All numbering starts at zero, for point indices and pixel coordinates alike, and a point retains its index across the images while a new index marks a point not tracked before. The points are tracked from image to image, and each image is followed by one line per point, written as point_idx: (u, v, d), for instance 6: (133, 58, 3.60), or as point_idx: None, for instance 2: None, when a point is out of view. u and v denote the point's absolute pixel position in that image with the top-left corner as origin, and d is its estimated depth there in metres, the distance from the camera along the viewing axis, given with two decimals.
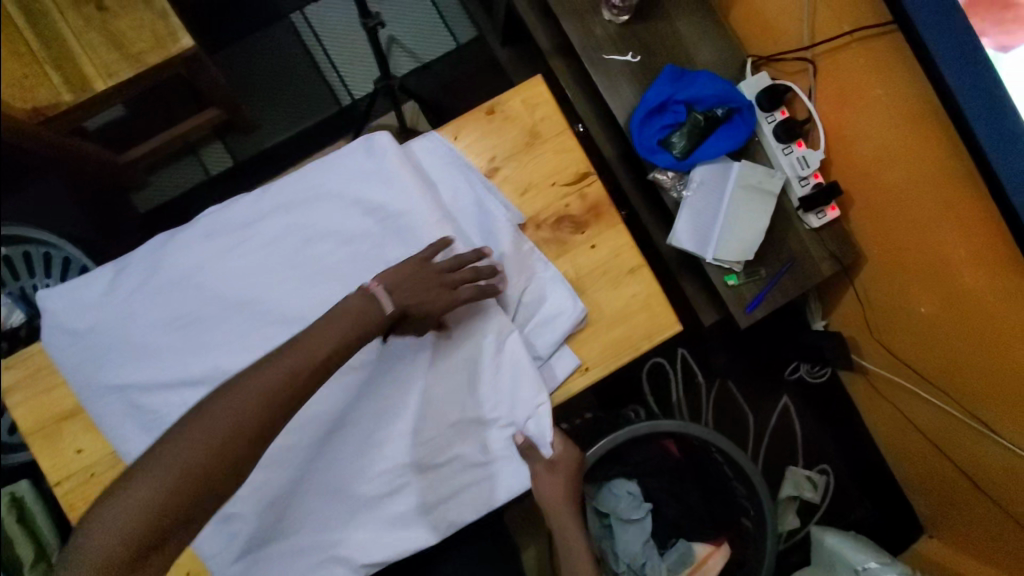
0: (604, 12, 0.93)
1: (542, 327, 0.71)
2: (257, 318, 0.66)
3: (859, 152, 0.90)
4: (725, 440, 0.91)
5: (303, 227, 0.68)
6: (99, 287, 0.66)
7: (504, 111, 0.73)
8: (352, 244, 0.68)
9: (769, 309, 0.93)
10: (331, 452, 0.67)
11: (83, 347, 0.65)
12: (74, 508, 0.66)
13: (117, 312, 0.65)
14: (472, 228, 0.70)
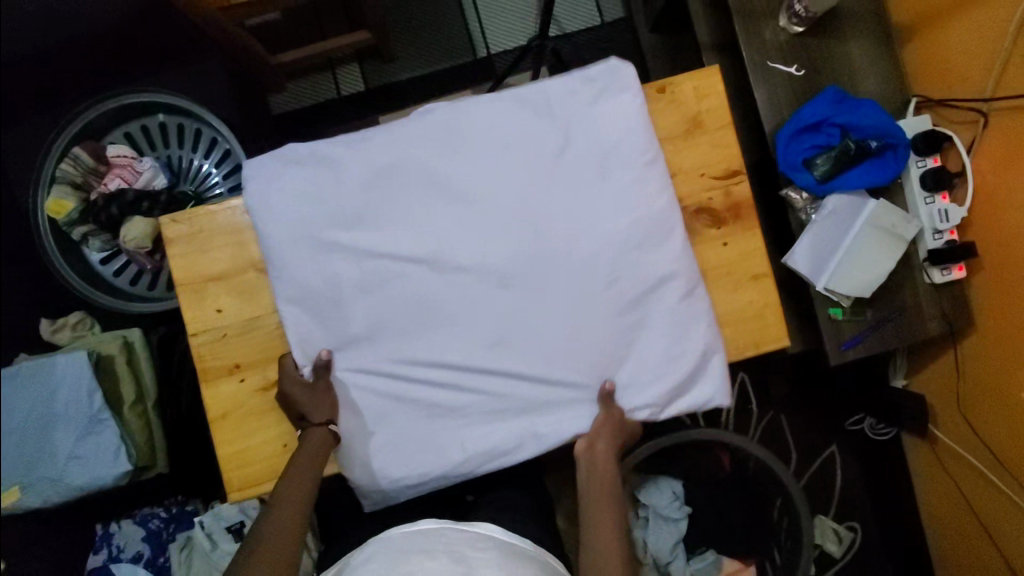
0: (782, 17, 0.91)
1: (678, 344, 0.72)
2: (451, 236, 0.71)
3: (1002, 218, 0.87)
4: (765, 452, 0.95)
5: (515, 160, 0.71)
6: (269, 182, 0.70)
7: (675, 94, 0.74)
8: (557, 186, 0.71)
9: (864, 352, 0.93)
10: (469, 378, 0.71)
11: (272, 218, 0.70)
12: (202, 360, 0.73)
13: (298, 206, 0.70)
14: (653, 219, 0.71)
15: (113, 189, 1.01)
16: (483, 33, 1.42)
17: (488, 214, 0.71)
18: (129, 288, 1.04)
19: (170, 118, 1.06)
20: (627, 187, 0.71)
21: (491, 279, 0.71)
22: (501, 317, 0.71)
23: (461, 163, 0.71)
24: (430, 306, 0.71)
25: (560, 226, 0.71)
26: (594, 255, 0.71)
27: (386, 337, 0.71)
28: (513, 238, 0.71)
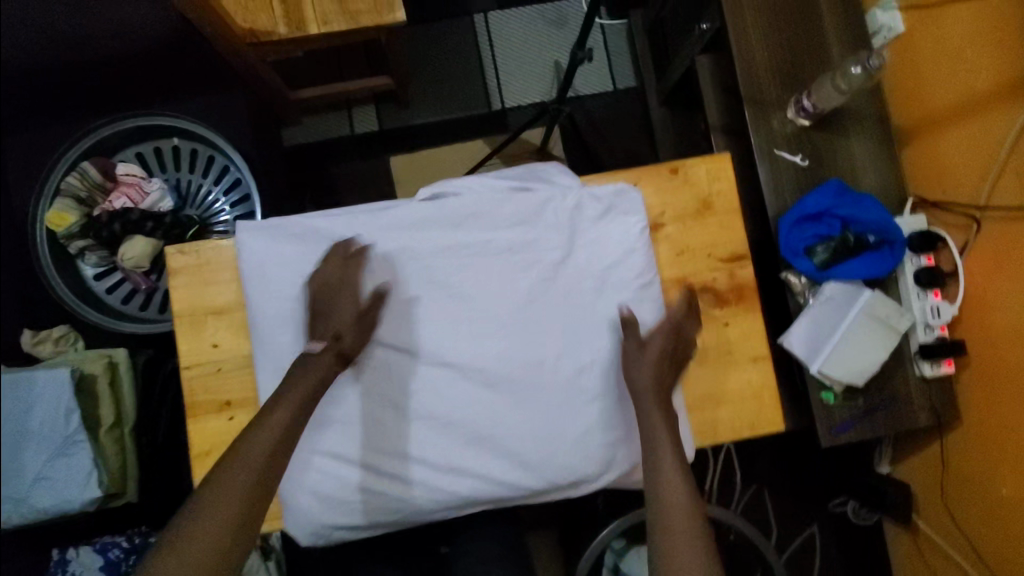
0: (789, 109, 0.95)
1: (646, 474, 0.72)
2: (445, 330, 0.71)
3: (991, 319, 0.90)
4: (750, 526, 0.89)
5: (517, 264, 0.72)
6: (273, 233, 0.70)
7: (687, 175, 0.76)
8: (555, 293, 0.72)
9: (854, 438, 0.93)
10: (438, 477, 0.70)
11: (270, 277, 0.69)
12: (192, 394, 0.70)
13: (296, 275, 0.70)
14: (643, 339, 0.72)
15: (118, 208, 1.01)
16: (499, 89, 1.47)
17: (479, 315, 0.71)
18: (119, 306, 1.02)
19: (184, 142, 1.06)
20: (623, 303, 0.73)
21: (477, 378, 0.71)
22: (478, 422, 0.70)
23: (459, 264, 0.72)
24: (413, 398, 0.70)
25: (552, 333, 0.72)
26: (576, 372, 0.71)
27: (361, 427, 0.70)
28: (505, 340, 0.71)
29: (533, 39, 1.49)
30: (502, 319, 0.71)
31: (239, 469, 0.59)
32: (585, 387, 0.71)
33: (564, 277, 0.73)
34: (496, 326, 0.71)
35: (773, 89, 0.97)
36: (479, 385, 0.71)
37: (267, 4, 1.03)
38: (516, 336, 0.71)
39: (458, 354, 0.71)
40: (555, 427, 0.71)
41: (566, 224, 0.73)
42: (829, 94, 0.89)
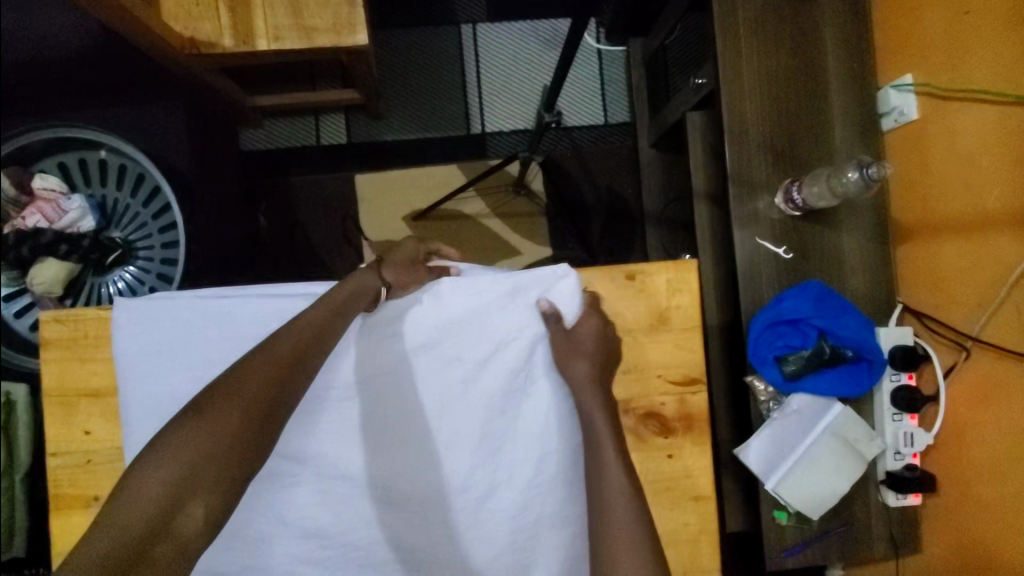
0: (779, 197, 0.85)
1: None
2: (350, 434, 0.66)
3: (969, 455, 0.81)
4: None
5: (437, 369, 0.66)
6: (154, 316, 0.62)
7: (644, 283, 0.67)
8: (474, 405, 0.66)
9: (805, 562, 0.86)
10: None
11: (148, 367, 0.62)
12: (57, 485, 0.63)
13: (177, 366, 0.62)
14: (567, 465, 0.65)
15: (31, 226, 0.91)
16: (481, 109, 1.35)
17: (411, 434, 0.66)
18: (26, 333, 0.92)
19: (112, 156, 0.95)
20: (549, 422, 0.66)
21: (379, 491, 0.65)
22: (407, 551, 0.65)
23: (388, 374, 0.66)
24: (300, 505, 0.65)
25: (467, 450, 0.65)
26: (507, 498, 0.65)
27: (277, 559, 0.64)
28: (416, 452, 0.66)
29: (524, 57, 1.35)
30: (433, 441, 0.66)
31: (188, 436, 0.53)
32: (519, 510, 0.65)
33: (497, 389, 0.66)
34: (407, 434, 0.66)
35: (763, 168, 0.87)
36: (381, 498, 0.65)
37: (212, 11, 0.91)
38: (446, 461, 0.65)
39: (388, 478, 0.66)
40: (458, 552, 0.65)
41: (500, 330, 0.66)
42: (824, 192, 0.81)
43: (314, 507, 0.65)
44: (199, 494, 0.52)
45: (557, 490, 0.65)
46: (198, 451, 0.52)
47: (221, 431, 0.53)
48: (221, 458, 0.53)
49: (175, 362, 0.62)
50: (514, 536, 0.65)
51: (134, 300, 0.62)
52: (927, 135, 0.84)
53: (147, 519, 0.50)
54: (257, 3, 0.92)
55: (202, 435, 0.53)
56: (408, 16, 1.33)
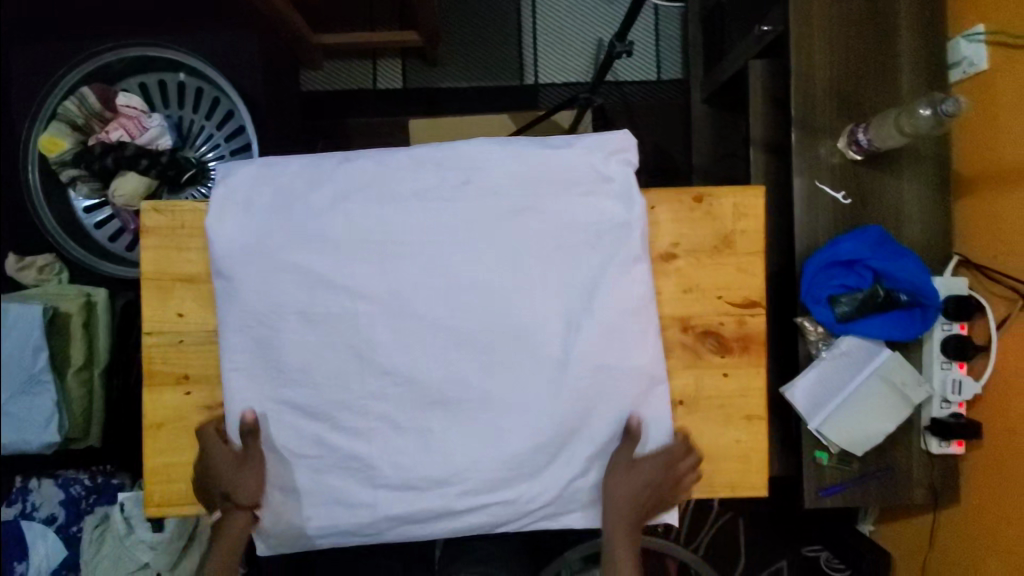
0: (841, 140, 0.86)
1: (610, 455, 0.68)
2: (419, 271, 0.66)
3: (1015, 405, 0.82)
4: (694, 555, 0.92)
5: (507, 215, 0.67)
6: (250, 189, 0.67)
7: (711, 205, 0.69)
8: (543, 248, 0.67)
9: (842, 503, 0.88)
10: (393, 425, 0.67)
11: (237, 237, 0.66)
12: (151, 362, 0.68)
13: (265, 234, 0.66)
14: (629, 315, 0.67)
15: (114, 140, 0.96)
16: (535, 60, 1.36)
17: (480, 281, 0.66)
18: (104, 242, 0.97)
19: (190, 79, 1.00)
20: (617, 277, 0.67)
21: (445, 326, 0.66)
22: (480, 397, 0.67)
23: (459, 223, 0.66)
24: (367, 339, 0.66)
25: (536, 290, 0.66)
26: (577, 349, 0.66)
27: (355, 405, 0.66)
28: (482, 290, 0.66)
29: (581, 10, 1.36)
30: (504, 286, 0.66)
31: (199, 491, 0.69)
32: (584, 352, 0.66)
33: (564, 233, 0.67)
34: (476, 271, 0.66)
35: (827, 112, 0.87)
36: (447, 332, 0.66)
37: None
38: (518, 319, 0.66)
39: (462, 323, 0.66)
40: (526, 383, 0.66)
41: (570, 184, 0.67)
42: (890, 133, 0.81)
43: (378, 335, 0.66)
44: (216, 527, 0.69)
45: (621, 341, 0.67)
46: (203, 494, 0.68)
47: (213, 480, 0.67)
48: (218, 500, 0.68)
49: (263, 222, 0.66)
50: (584, 393, 0.67)
51: (236, 167, 0.68)
52: (998, 83, 0.83)
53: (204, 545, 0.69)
54: None
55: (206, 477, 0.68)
56: None
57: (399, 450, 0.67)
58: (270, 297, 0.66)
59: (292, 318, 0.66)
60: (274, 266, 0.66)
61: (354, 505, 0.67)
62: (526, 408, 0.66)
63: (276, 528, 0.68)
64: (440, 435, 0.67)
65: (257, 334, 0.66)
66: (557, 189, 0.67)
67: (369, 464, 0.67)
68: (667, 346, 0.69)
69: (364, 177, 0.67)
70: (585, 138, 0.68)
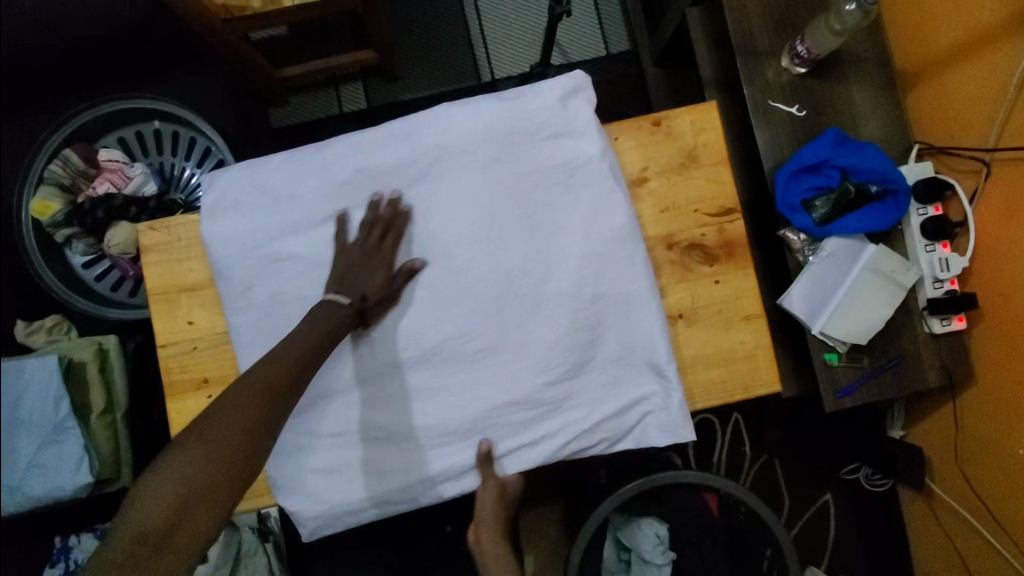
0: (783, 57, 0.91)
1: (626, 379, 0.69)
2: (407, 235, 0.69)
3: (1003, 270, 0.85)
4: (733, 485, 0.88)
5: (480, 167, 0.69)
6: (235, 192, 0.70)
7: (670, 126, 0.73)
8: (520, 191, 0.69)
9: (861, 400, 0.89)
10: (409, 387, 0.68)
11: (231, 238, 0.68)
12: (170, 372, 0.70)
13: (258, 230, 0.69)
14: (615, 239, 0.69)
15: (101, 194, 1.00)
16: (488, 57, 1.41)
17: (467, 233, 0.68)
18: (107, 293, 1.02)
19: (165, 125, 1.05)
20: (598, 205, 0.69)
21: (442, 282, 0.68)
22: (487, 346, 0.68)
23: (435, 185, 0.69)
24: (369, 309, 0.68)
25: (521, 232, 0.69)
26: (571, 280, 0.68)
27: (369, 374, 0.68)
28: (470, 241, 0.68)
29: (522, 4, 1.42)
30: (490, 233, 0.68)
31: (178, 463, 0.54)
32: (580, 282, 0.68)
33: (538, 173, 0.69)
34: (461, 225, 0.69)
35: (765, 34, 0.92)
36: (444, 288, 0.68)
37: None
38: (510, 262, 0.68)
39: (458, 278, 0.68)
40: (530, 322, 0.68)
41: (535, 128, 0.69)
42: (824, 37, 0.85)
43: (379, 305, 0.68)
44: (198, 507, 0.54)
45: (612, 265, 0.69)
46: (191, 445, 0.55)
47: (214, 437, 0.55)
48: (212, 467, 0.54)
49: (252, 220, 0.69)
50: (587, 321, 0.68)
51: (216, 175, 0.71)
52: None
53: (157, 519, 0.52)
54: None
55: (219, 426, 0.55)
56: None
57: (420, 411, 0.68)
58: (270, 287, 0.68)
59: (293, 304, 0.68)
60: (271, 258, 0.68)
61: (385, 473, 0.68)
62: (534, 346, 0.68)
63: (315, 514, 0.68)
64: (455, 388, 0.68)
65: (263, 326, 0.68)
66: (523, 135, 0.69)
67: (393, 430, 0.68)
68: (657, 266, 0.72)
69: (339, 159, 0.70)
70: (540, 84, 0.71)
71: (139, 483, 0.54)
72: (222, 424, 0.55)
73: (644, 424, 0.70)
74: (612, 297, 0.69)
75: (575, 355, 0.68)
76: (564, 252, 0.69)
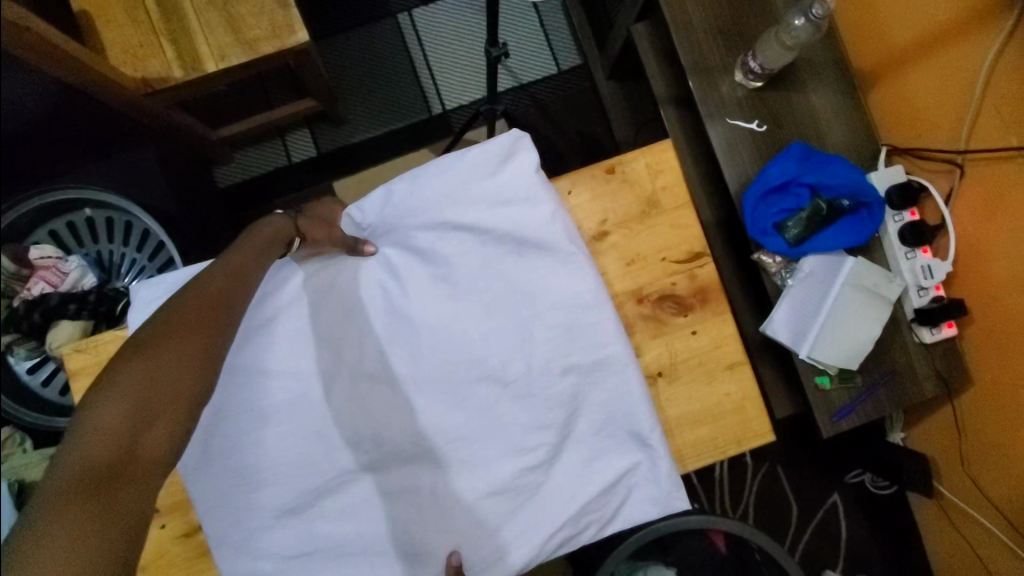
0: (738, 73, 0.86)
1: (610, 453, 0.65)
2: (358, 329, 0.64)
3: (989, 272, 0.81)
4: (731, 521, 0.85)
5: (427, 242, 0.64)
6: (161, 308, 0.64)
7: (625, 172, 0.68)
8: (474, 264, 0.64)
9: (858, 421, 0.85)
10: (378, 489, 0.63)
11: None
12: None
13: None
14: (579, 304, 0.64)
15: (37, 295, 0.93)
16: (436, 89, 1.36)
17: (422, 315, 0.64)
18: (58, 399, 0.95)
19: (97, 212, 0.98)
20: (558, 270, 0.64)
21: (401, 372, 0.63)
22: (458, 435, 0.63)
23: (382, 270, 0.65)
24: (324, 414, 0.63)
25: (479, 308, 0.64)
26: (539, 355, 0.63)
27: (332, 484, 0.63)
28: (427, 324, 0.64)
29: (465, 29, 1.37)
30: (447, 313, 0.64)
31: (128, 369, 0.45)
32: (548, 354, 0.63)
33: (488, 243, 0.64)
34: (415, 307, 0.64)
35: (715, 51, 0.87)
36: (402, 378, 0.63)
37: (158, 48, 0.93)
38: (471, 341, 0.64)
39: (418, 368, 0.64)
40: (500, 403, 0.63)
41: (480, 196, 0.65)
42: (776, 51, 0.81)
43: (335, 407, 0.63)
44: (160, 417, 0.46)
45: (580, 333, 0.64)
46: (140, 357, 0.46)
47: (168, 355, 0.47)
48: (180, 381, 0.47)
49: None
50: (562, 397, 0.64)
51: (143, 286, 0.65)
52: None
53: (104, 447, 0.43)
54: (196, 29, 0.93)
55: (159, 346, 0.47)
56: (342, 21, 1.34)
57: (392, 515, 0.63)
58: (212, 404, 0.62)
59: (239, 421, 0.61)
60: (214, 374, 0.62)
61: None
62: (507, 429, 0.63)
63: None
64: (427, 486, 0.63)
65: None
66: (469, 205, 0.65)
67: (365, 539, 0.63)
68: (628, 323, 0.67)
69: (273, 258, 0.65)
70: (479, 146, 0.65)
71: (39, 504, 0.40)
72: (134, 373, 0.45)
73: (635, 496, 0.65)
74: (584, 367, 0.64)
75: (553, 434, 0.63)
76: (528, 324, 0.64)
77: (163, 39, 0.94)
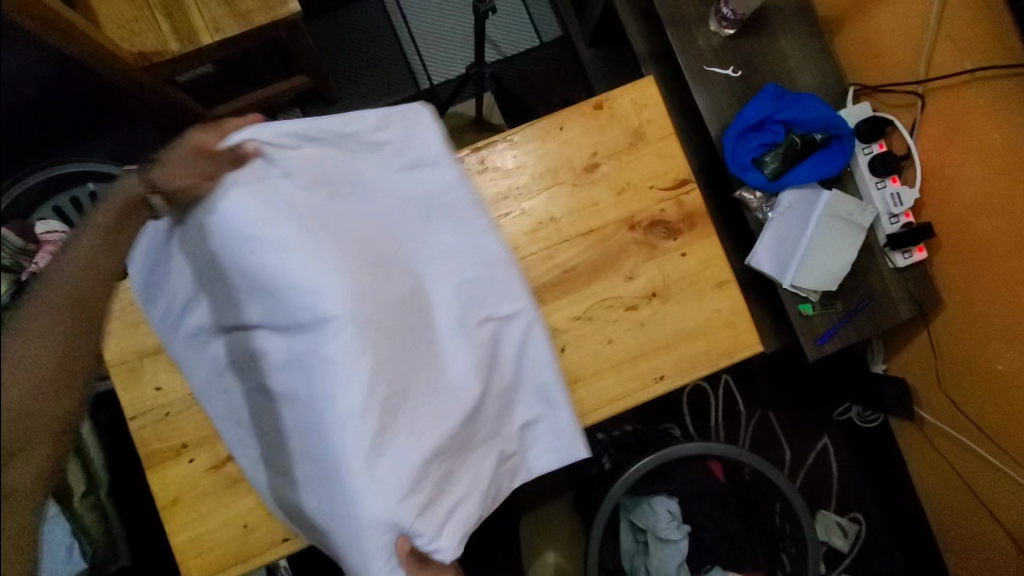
0: (712, 22, 0.91)
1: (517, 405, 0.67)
2: (262, 285, 0.57)
3: (953, 196, 0.88)
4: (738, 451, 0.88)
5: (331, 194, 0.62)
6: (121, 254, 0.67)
7: (612, 108, 0.73)
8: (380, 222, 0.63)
9: (840, 344, 0.91)
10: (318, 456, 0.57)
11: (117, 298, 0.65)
12: (146, 444, 0.69)
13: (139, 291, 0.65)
14: (482, 262, 0.66)
15: (46, 268, 0.94)
16: (423, 64, 1.39)
17: (320, 265, 0.56)
18: None
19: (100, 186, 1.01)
20: (461, 231, 0.66)
21: (306, 330, 0.56)
22: (393, 392, 0.56)
23: (271, 212, 0.57)
24: (250, 369, 0.62)
25: (393, 259, 0.61)
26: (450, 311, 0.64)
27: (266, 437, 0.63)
28: (326, 278, 0.56)
29: (448, 5, 1.41)
30: (360, 261, 0.58)
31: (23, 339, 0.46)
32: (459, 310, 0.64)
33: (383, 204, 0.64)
34: (310, 259, 0.56)
35: (689, 2, 0.92)
36: (306, 337, 0.56)
37: (153, 23, 0.96)
38: (395, 291, 0.59)
39: (354, 313, 0.55)
40: (426, 356, 0.60)
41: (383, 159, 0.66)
42: None
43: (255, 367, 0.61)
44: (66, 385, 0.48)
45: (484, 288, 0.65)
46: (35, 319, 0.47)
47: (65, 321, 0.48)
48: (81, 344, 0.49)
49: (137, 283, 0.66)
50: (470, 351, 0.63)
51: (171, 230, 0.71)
52: None
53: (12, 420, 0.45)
54: (190, 2, 0.96)
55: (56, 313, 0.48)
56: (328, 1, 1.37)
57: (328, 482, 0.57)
58: None
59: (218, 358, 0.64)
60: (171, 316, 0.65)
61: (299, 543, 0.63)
62: (432, 382, 0.59)
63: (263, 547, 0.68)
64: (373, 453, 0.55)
65: None
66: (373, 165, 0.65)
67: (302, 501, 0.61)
68: (621, 249, 0.72)
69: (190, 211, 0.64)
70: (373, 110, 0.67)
71: None
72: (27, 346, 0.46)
73: (538, 446, 0.68)
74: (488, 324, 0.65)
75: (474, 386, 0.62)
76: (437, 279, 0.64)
77: (157, 14, 0.96)
